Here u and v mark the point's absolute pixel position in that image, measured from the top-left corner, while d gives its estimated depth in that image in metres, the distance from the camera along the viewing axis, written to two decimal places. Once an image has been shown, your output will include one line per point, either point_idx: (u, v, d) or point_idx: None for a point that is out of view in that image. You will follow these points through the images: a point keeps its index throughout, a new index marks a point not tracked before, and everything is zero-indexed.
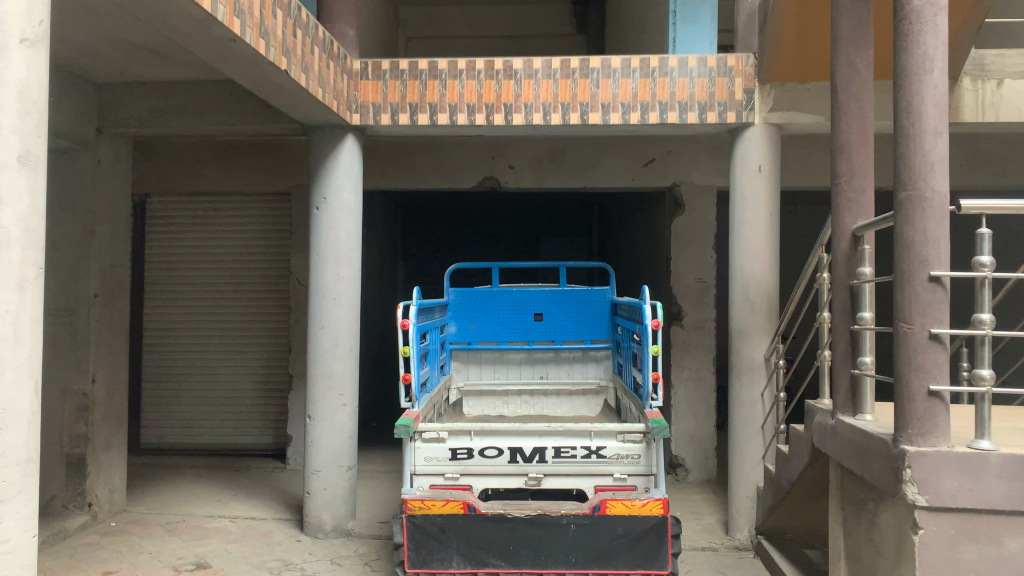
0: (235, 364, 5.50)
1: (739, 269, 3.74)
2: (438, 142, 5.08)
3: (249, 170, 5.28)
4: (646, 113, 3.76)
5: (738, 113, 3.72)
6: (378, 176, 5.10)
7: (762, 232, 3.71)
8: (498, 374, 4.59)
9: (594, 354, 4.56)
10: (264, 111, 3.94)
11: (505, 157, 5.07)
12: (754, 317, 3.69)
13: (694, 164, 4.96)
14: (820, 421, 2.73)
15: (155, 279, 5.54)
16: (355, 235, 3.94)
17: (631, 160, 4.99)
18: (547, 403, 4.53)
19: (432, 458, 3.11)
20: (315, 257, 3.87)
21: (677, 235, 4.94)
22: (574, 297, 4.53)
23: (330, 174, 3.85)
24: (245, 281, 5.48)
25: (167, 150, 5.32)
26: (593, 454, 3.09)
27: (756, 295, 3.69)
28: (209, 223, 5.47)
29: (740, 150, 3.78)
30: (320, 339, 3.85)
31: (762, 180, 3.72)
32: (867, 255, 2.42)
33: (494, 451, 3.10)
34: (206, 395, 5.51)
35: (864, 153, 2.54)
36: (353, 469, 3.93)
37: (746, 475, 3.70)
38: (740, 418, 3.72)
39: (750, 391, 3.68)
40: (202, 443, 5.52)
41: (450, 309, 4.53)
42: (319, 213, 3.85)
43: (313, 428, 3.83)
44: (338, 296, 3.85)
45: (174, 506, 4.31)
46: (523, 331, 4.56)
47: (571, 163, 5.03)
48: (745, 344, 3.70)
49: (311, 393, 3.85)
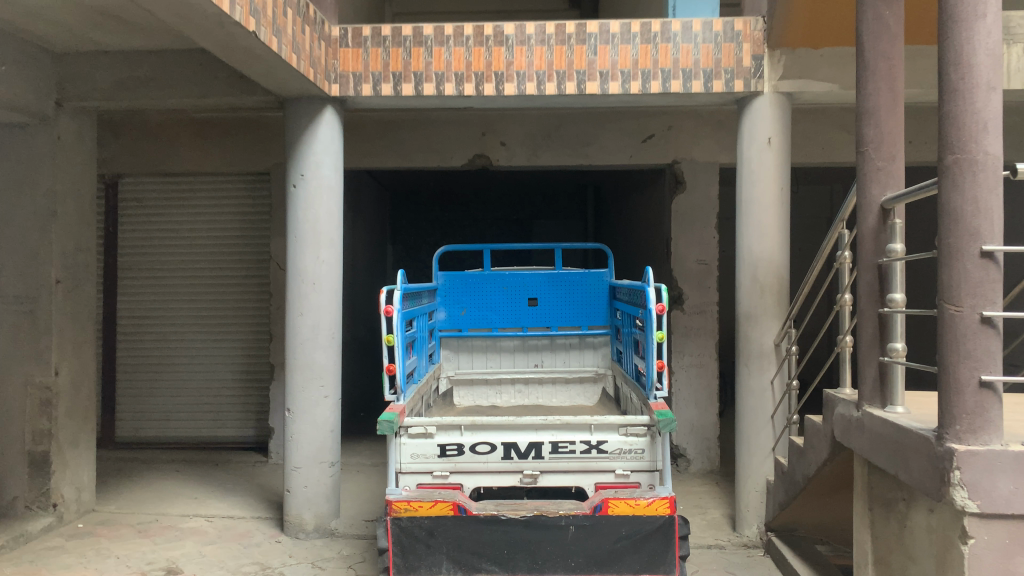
0: (214, 354, 5.24)
1: (748, 249, 3.50)
2: (426, 117, 4.81)
3: (225, 149, 4.99)
4: (648, 81, 3.50)
5: (746, 82, 3.46)
6: (362, 153, 4.83)
7: (772, 209, 3.46)
8: (490, 363, 4.35)
9: (591, 341, 4.32)
10: (235, 82, 3.65)
11: (497, 133, 4.81)
12: (763, 300, 3.45)
13: (695, 140, 4.70)
14: (842, 412, 2.49)
15: (128, 265, 5.25)
16: (336, 216, 3.67)
17: (629, 136, 4.74)
18: (542, 392, 4.29)
19: (419, 455, 2.87)
20: (292, 239, 3.61)
21: (677, 214, 4.69)
22: (570, 281, 4.29)
23: (308, 149, 3.58)
24: (224, 267, 5.22)
25: (140, 128, 5.03)
26: (593, 449, 2.85)
27: (765, 276, 3.45)
28: (185, 205, 5.20)
29: (748, 121, 3.52)
30: (299, 327, 3.59)
31: (772, 152, 3.47)
32: (899, 230, 2.18)
33: (486, 447, 2.87)
34: (184, 387, 5.26)
35: (893, 118, 2.30)
36: (336, 465, 3.69)
37: (755, 469, 3.47)
38: (748, 408, 3.49)
39: (760, 380, 3.45)
40: (180, 437, 5.27)
41: (439, 294, 4.27)
42: (296, 192, 3.59)
43: (293, 422, 3.59)
44: (318, 281, 3.59)
45: (146, 505, 4.06)
46: (516, 317, 4.32)
47: (566, 140, 4.77)
48: (754, 329, 3.47)
49: (290, 384, 3.60)
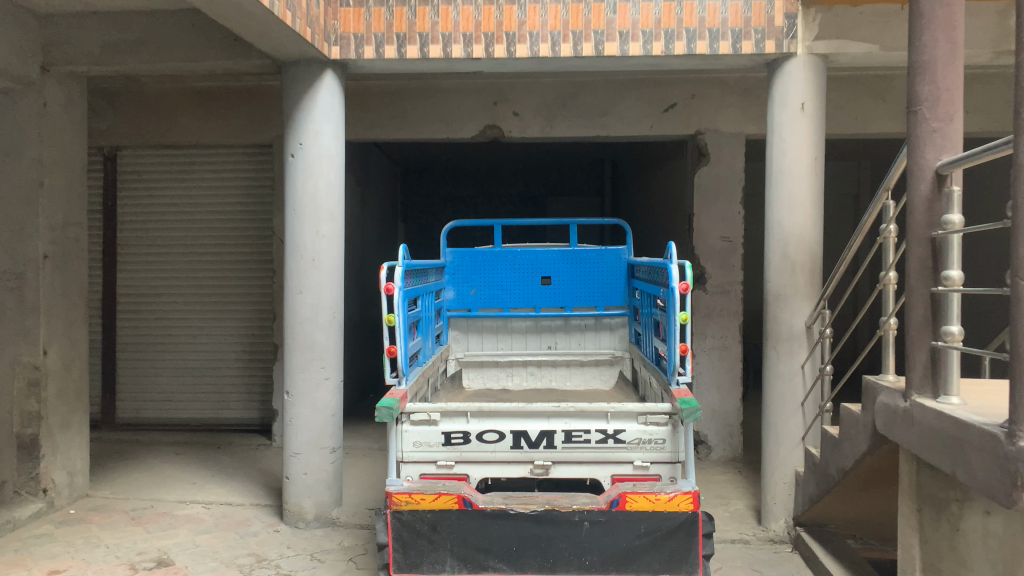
0: (216, 333, 5.06)
1: (778, 224, 3.25)
2: (435, 86, 4.57)
3: (227, 120, 4.78)
4: (671, 42, 3.24)
5: (778, 42, 3.18)
6: (368, 124, 4.61)
7: (804, 181, 3.20)
8: (501, 345, 4.14)
9: (608, 322, 4.09)
10: (229, 45, 3.43)
11: (509, 102, 4.56)
12: (794, 279, 3.20)
13: (720, 109, 4.44)
14: (886, 401, 2.25)
15: (127, 240, 5.07)
16: (337, 187, 3.45)
17: (650, 105, 4.48)
18: (556, 375, 4.08)
19: (422, 443, 2.67)
20: (291, 212, 3.40)
21: (700, 188, 4.43)
22: (586, 258, 4.06)
23: (307, 116, 3.36)
24: (226, 244, 5.02)
25: (138, 98, 4.82)
26: (610, 439, 2.64)
27: (796, 253, 3.20)
28: (186, 179, 5.00)
29: (779, 85, 3.25)
30: (298, 305, 3.39)
31: (806, 119, 3.20)
32: (957, 199, 1.93)
33: (494, 435, 2.65)
34: (185, 367, 5.09)
35: (952, 73, 2.04)
36: (338, 451, 3.50)
37: (783, 459, 3.24)
38: (776, 394, 3.25)
39: (789, 364, 3.21)
40: (182, 418, 5.11)
41: (448, 272, 4.06)
42: (294, 162, 3.38)
43: (293, 406, 3.40)
44: (318, 257, 3.38)
45: (142, 490, 3.90)
46: (528, 296, 4.10)
47: (582, 110, 4.52)
48: (783, 310, 3.23)
49: (289, 366, 3.41)
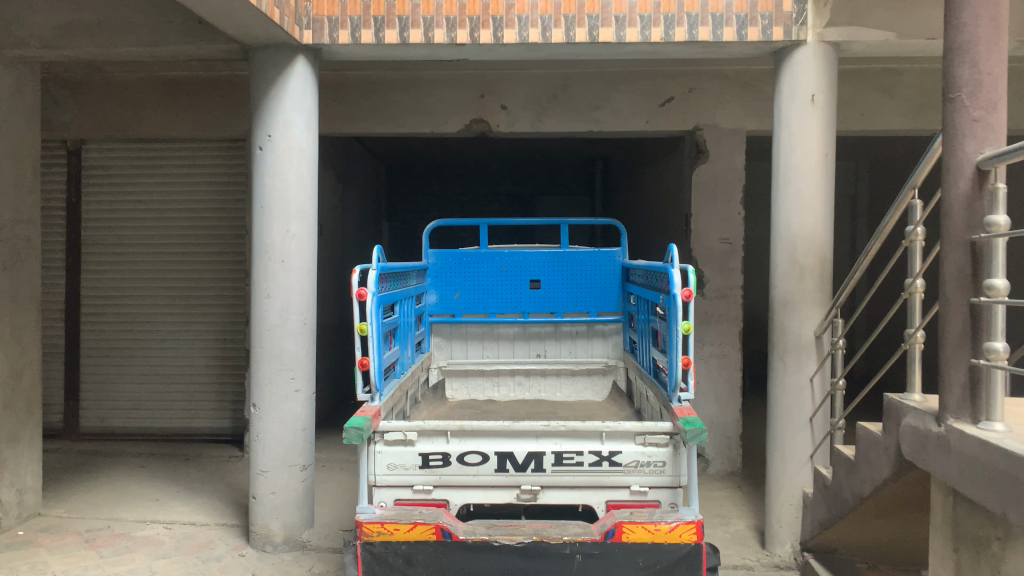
0: (186, 338, 4.79)
1: (784, 225, 3.01)
2: (418, 77, 4.31)
3: (196, 111, 4.50)
4: (671, 27, 3.00)
5: (787, 29, 2.93)
6: (347, 117, 4.35)
7: (815, 178, 2.96)
8: (487, 352, 3.88)
9: (601, 329, 3.85)
10: (192, 28, 3.16)
11: (496, 95, 4.31)
12: (803, 285, 2.96)
13: (719, 104, 4.20)
14: (914, 424, 2.02)
15: (92, 239, 4.78)
16: (309, 183, 3.19)
17: (645, 99, 4.24)
18: (546, 385, 3.82)
19: (397, 465, 2.41)
20: (258, 210, 3.13)
21: (698, 186, 4.19)
22: (578, 261, 3.81)
23: (276, 106, 3.10)
24: (197, 243, 4.75)
25: (103, 88, 4.54)
26: (605, 462, 2.39)
27: (805, 257, 2.96)
28: (155, 174, 4.73)
29: (787, 75, 3.00)
30: (266, 311, 3.12)
31: (816, 112, 2.95)
32: (1003, 198, 1.69)
33: (477, 457, 2.40)
34: (154, 374, 4.81)
35: (996, 54, 1.80)
36: (308, 468, 3.24)
37: (790, 479, 3.01)
38: (781, 409, 3.02)
39: (797, 377, 2.97)
40: (150, 428, 4.83)
41: (430, 275, 3.79)
42: (262, 155, 3.11)
43: (260, 420, 3.13)
44: (288, 258, 3.12)
45: (100, 509, 3.62)
46: (516, 301, 3.85)
47: (574, 103, 4.27)
48: (790, 317, 2.99)
49: (255, 377, 3.15)
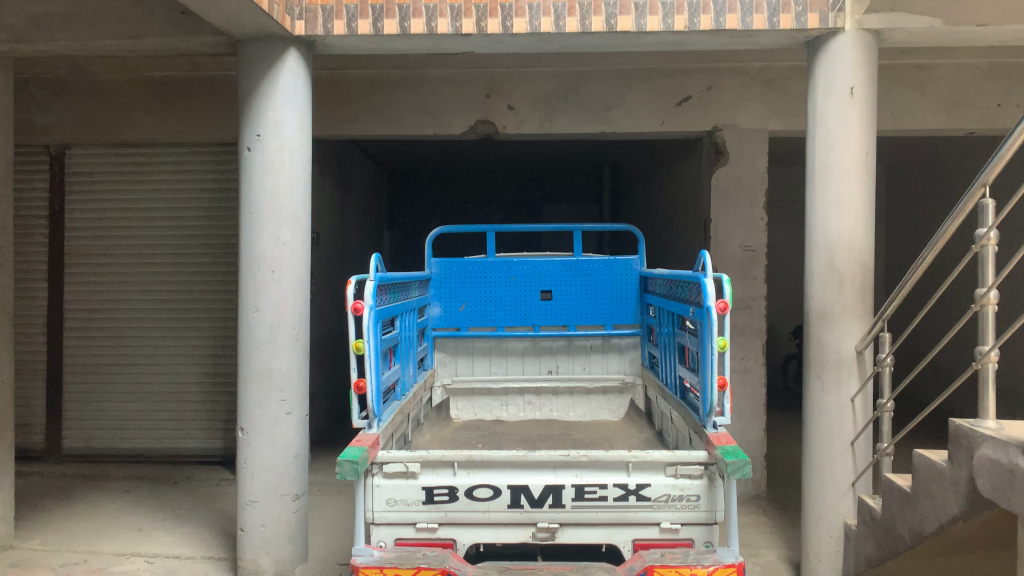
0: (176, 352, 4.52)
1: (821, 230, 2.74)
2: (420, 76, 4.07)
3: (186, 113, 4.25)
4: (696, 15, 2.75)
5: (823, 16, 2.68)
6: (345, 119, 4.11)
7: (855, 178, 2.70)
8: (494, 369, 3.63)
9: (616, 343, 3.59)
10: (175, 19, 2.92)
11: (503, 94, 4.06)
12: (842, 295, 2.70)
13: (740, 103, 3.95)
14: (993, 456, 1.75)
15: (76, 249, 4.52)
16: (302, 187, 2.93)
17: (661, 98, 3.99)
18: (558, 404, 3.58)
19: (398, 500, 2.15)
20: (246, 216, 2.88)
21: (718, 190, 3.93)
22: (592, 270, 3.55)
23: (266, 103, 2.85)
24: (187, 254, 4.49)
25: (88, 90, 4.30)
26: (631, 496, 2.13)
27: (844, 264, 2.70)
28: (143, 180, 4.48)
29: (823, 66, 2.75)
30: (255, 326, 2.86)
31: (856, 105, 2.69)
32: None
33: (487, 492, 2.13)
34: (141, 392, 4.54)
35: None
36: (302, 497, 2.97)
37: (829, 509, 2.73)
38: (819, 432, 2.74)
39: (838, 397, 2.70)
40: (137, 449, 4.56)
41: (433, 286, 3.53)
42: (251, 156, 2.86)
43: (249, 446, 2.87)
44: (278, 268, 2.86)
45: (78, 541, 3.35)
46: (526, 313, 3.58)
47: (585, 102, 4.02)
48: (829, 331, 2.72)
49: (243, 398, 2.89)
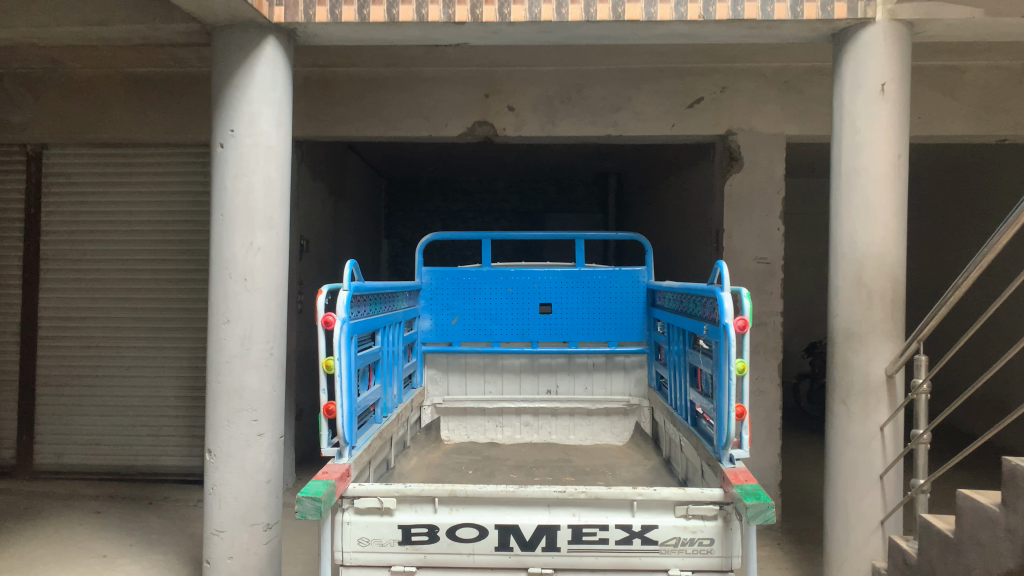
0: (154, 364, 4.28)
1: (847, 240, 2.49)
2: (415, 74, 3.85)
3: (169, 112, 4.03)
4: (711, 3, 2.51)
5: (851, 5, 2.44)
6: (335, 119, 3.87)
7: (886, 184, 2.44)
8: (489, 387, 3.38)
9: (621, 361, 3.33)
10: (144, 4, 2.69)
11: (503, 95, 3.82)
12: (871, 313, 2.44)
13: (755, 106, 3.70)
14: None
15: (51, 254, 4.29)
16: (280, 187, 2.69)
17: (671, 100, 3.75)
18: (557, 427, 3.33)
19: (370, 540, 1.88)
20: (218, 218, 2.64)
21: (731, 198, 3.68)
22: (596, 282, 3.29)
23: (241, 95, 2.61)
24: (167, 261, 4.25)
25: (65, 86, 4.08)
26: (635, 539, 1.87)
27: (873, 279, 2.44)
28: (123, 183, 4.25)
29: (851, 61, 2.50)
30: (224, 339, 2.61)
31: (888, 103, 2.44)
32: None
33: (471, 532, 1.88)
34: (117, 406, 4.29)
35: None
36: (274, 527, 2.71)
37: (856, 551, 2.46)
38: (844, 464, 2.48)
39: (865, 425, 2.43)
40: (111, 466, 4.30)
41: (424, 297, 3.28)
42: (223, 154, 2.63)
43: (216, 470, 2.62)
44: (251, 276, 2.62)
45: (36, 569, 3.09)
46: (524, 328, 3.33)
47: (590, 104, 3.78)
48: (856, 352, 2.46)
49: (211, 418, 2.64)
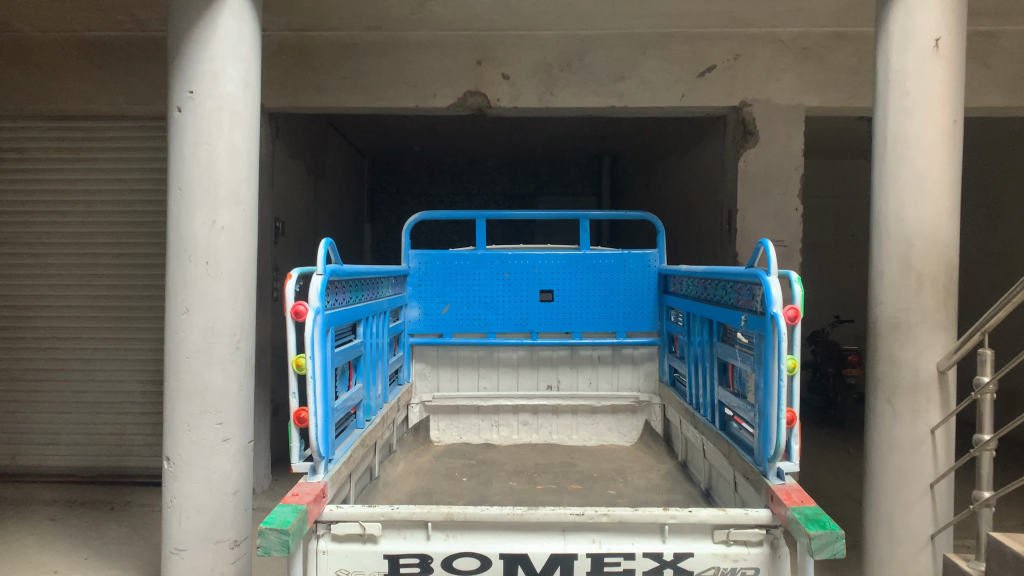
0: (116, 357, 3.93)
1: (893, 218, 2.19)
2: (401, 39, 3.51)
3: (130, 80, 3.67)
4: None
5: None
6: (314, 87, 3.53)
7: (939, 153, 2.15)
8: (483, 383, 3.08)
9: (629, 354, 3.04)
10: None
11: (497, 61, 3.49)
12: (921, 300, 2.15)
13: (772, 75, 3.40)
14: None
15: (3, 237, 3.92)
16: (246, 159, 2.35)
17: (680, 68, 3.44)
18: (558, 426, 3.06)
19: (349, 573, 1.57)
20: (175, 193, 2.30)
21: (746, 176, 3.38)
22: (602, 267, 2.98)
23: (200, 52, 2.28)
24: (130, 243, 3.89)
25: (12, 51, 3.69)
26: (667, 570, 1.57)
27: (924, 261, 2.15)
28: (81, 160, 3.89)
29: (898, 13, 2.19)
30: (184, 332, 2.28)
31: (941, 62, 2.14)
32: None
33: (471, 563, 1.57)
34: (76, 402, 3.94)
35: None
36: (243, 544, 2.39)
37: (902, 569, 2.17)
38: (889, 472, 2.19)
39: (913, 428, 2.15)
40: (69, 467, 3.95)
41: (411, 284, 2.96)
42: (181, 119, 2.28)
43: (176, 481, 2.29)
44: (214, 259, 2.28)
45: None
46: (522, 318, 3.02)
47: (593, 72, 3.47)
48: (903, 345, 2.17)
49: (169, 421, 2.31)
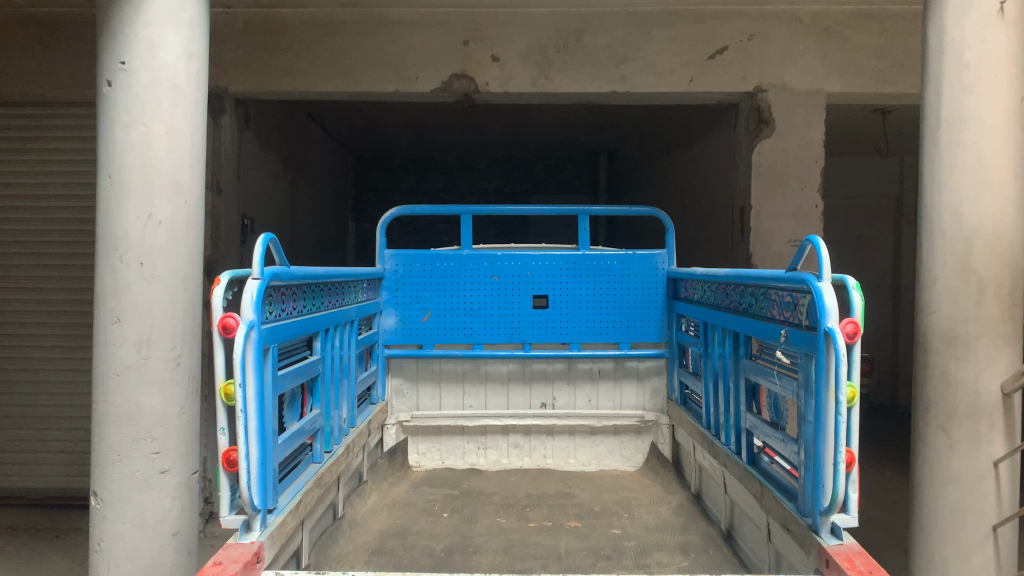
0: (67, 367, 3.58)
1: (948, 212, 1.86)
2: (380, 17, 3.17)
3: (81, 62, 3.32)
4: None
5: None
6: (284, 69, 3.19)
7: (1004, 136, 1.82)
8: (468, 399, 2.75)
9: (632, 367, 2.72)
10: None
11: (486, 42, 3.16)
12: (982, 309, 1.83)
13: (789, 57, 3.08)
14: None
15: None
16: (189, 141, 1.99)
17: (689, 50, 3.11)
18: (553, 449, 2.74)
19: None
20: (103, 181, 1.93)
21: (761, 169, 3.05)
22: (603, 270, 2.65)
23: (134, 16, 1.92)
24: (82, 242, 3.54)
25: None
26: None
27: (985, 264, 1.82)
28: (28, 151, 3.53)
29: None
30: (113, 346, 1.91)
31: (1005, 28, 1.82)
32: None
33: None
34: (23, 417, 3.59)
35: None
36: None
37: None
38: (945, 512, 1.86)
39: (974, 460, 1.82)
40: (15, 489, 3.60)
41: (388, 288, 2.62)
42: (110, 94, 1.93)
43: (104, 522, 1.93)
44: (148, 260, 1.91)
45: None
46: (513, 328, 2.68)
47: (592, 54, 3.13)
48: (961, 363, 1.84)
49: (96, 449, 1.95)
